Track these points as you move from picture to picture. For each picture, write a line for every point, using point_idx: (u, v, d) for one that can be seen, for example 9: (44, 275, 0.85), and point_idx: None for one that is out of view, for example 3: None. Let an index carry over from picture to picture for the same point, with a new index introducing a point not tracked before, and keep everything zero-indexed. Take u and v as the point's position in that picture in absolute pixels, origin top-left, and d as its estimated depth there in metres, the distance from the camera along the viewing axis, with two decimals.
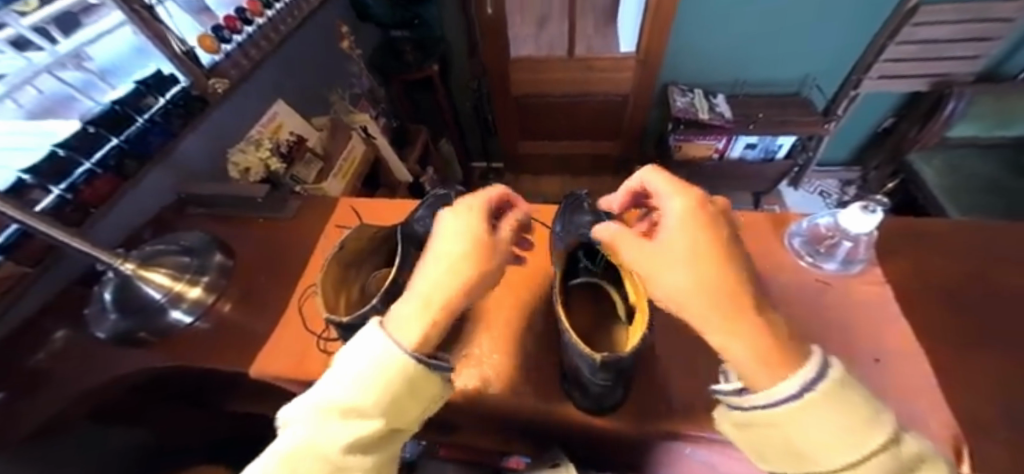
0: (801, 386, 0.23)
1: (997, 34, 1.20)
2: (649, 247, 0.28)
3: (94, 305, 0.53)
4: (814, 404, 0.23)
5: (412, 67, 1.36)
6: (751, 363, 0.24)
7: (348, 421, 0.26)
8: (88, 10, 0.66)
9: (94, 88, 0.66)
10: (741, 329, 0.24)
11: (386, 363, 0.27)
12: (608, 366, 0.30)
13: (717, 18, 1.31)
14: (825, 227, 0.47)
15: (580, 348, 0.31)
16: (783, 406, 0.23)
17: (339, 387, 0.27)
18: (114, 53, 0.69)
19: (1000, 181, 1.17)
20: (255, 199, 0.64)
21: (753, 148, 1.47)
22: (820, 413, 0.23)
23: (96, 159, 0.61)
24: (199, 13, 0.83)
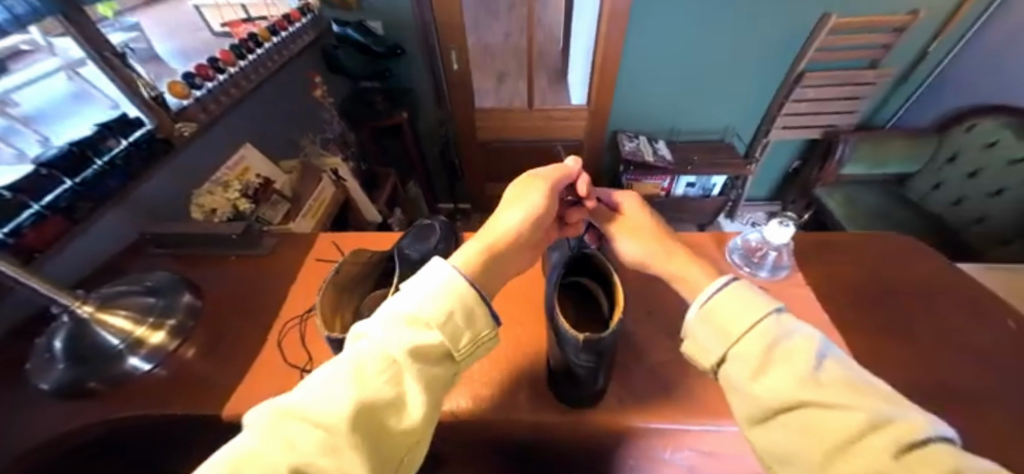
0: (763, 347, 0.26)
1: (863, 94, 1.51)
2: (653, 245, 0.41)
3: (37, 355, 0.48)
4: (773, 362, 0.26)
5: (382, 115, 1.44)
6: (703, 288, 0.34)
7: (412, 331, 0.27)
8: (19, 56, 0.62)
9: (16, 134, 0.62)
10: (736, 316, 0.29)
11: (447, 285, 0.30)
12: (589, 345, 0.34)
13: (652, 77, 1.53)
14: (756, 241, 0.57)
15: (564, 329, 0.35)
16: (748, 364, 0.27)
17: (402, 306, 0.29)
18: (45, 98, 0.66)
19: (885, 209, 1.42)
20: (230, 236, 0.63)
21: (692, 186, 1.66)
22: (778, 368, 0.25)
23: (45, 202, 0.58)
24: (147, 62, 0.84)
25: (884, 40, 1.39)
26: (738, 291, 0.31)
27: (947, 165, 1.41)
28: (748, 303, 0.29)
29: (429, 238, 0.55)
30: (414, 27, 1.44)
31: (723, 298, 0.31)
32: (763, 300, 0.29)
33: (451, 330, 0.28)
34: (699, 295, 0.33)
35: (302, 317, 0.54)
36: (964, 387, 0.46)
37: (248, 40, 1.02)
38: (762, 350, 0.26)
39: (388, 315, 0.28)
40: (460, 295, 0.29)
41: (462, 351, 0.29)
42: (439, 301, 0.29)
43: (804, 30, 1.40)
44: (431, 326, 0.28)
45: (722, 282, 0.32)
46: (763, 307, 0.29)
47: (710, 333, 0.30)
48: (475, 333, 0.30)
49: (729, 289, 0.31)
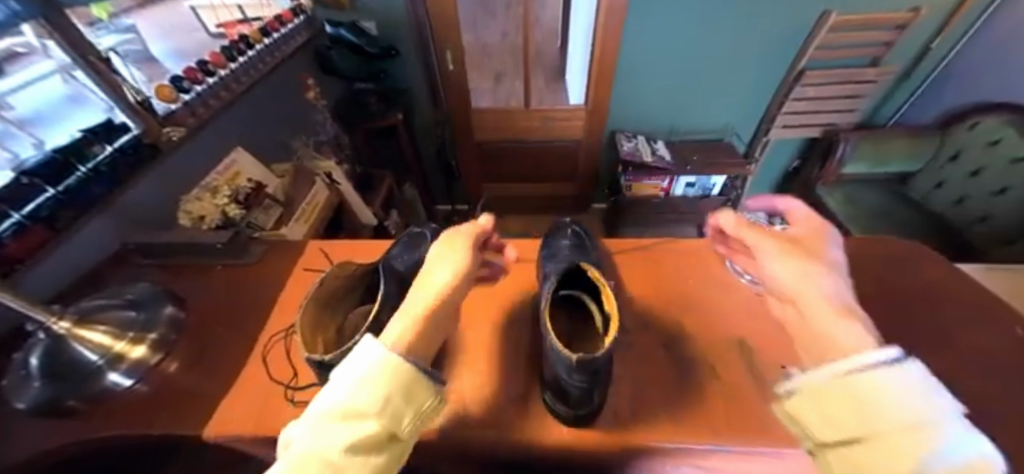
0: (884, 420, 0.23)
1: (862, 93, 1.50)
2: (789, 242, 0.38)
3: (13, 373, 0.46)
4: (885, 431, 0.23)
5: (377, 116, 1.42)
6: (827, 329, 0.29)
7: (349, 423, 0.23)
8: (14, 57, 0.59)
9: (10, 138, 0.59)
10: (873, 407, 0.24)
11: (381, 364, 0.26)
12: (583, 365, 0.32)
13: (650, 75, 1.52)
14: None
15: (555, 349, 0.34)
16: (857, 430, 0.24)
17: (333, 398, 0.25)
18: (44, 99, 0.63)
19: (885, 209, 1.40)
20: (215, 245, 0.62)
21: (692, 187, 1.65)
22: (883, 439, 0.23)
23: (26, 211, 0.56)
24: (141, 65, 0.82)
25: (885, 37, 1.37)
26: (899, 375, 0.25)
27: (949, 164, 1.39)
28: (907, 394, 0.24)
29: (419, 247, 0.53)
30: (410, 27, 1.42)
31: (865, 376, 0.25)
32: (912, 390, 0.24)
33: (393, 411, 0.25)
34: (845, 356, 0.27)
35: (288, 330, 0.52)
36: (975, 397, 0.45)
37: (239, 42, 1.01)
38: (886, 428, 0.23)
39: (317, 411, 0.24)
40: (398, 369, 0.26)
41: (407, 430, 0.26)
42: (376, 380, 0.26)
43: (804, 28, 1.38)
44: (371, 411, 0.24)
45: (877, 354, 0.26)
46: (919, 408, 0.23)
47: (832, 410, 0.26)
48: (419, 409, 0.27)
49: (889, 368, 0.25)
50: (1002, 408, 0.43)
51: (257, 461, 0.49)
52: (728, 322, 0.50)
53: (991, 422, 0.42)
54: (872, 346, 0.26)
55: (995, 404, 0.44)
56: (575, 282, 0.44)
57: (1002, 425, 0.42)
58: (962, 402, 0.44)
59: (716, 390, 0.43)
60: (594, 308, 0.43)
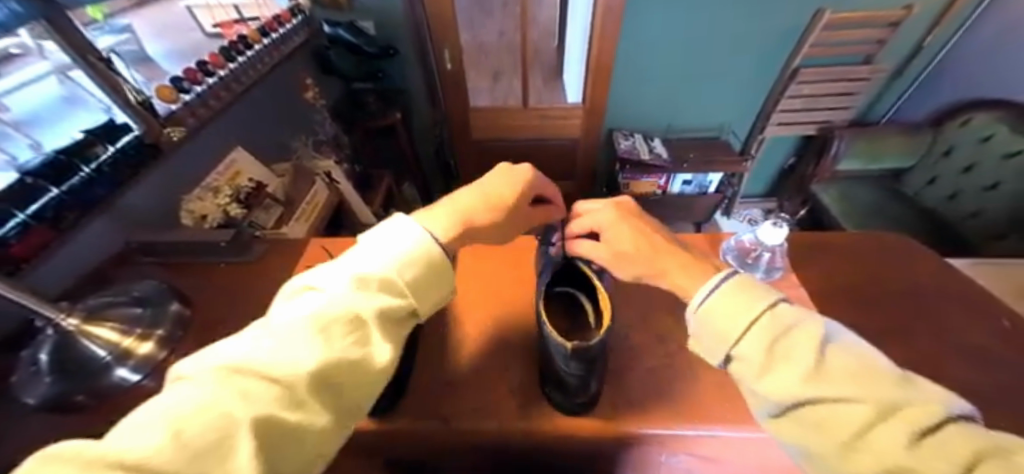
0: (710, 289, 0.32)
1: (857, 90, 1.51)
2: (616, 248, 0.41)
3: (23, 369, 0.47)
4: (720, 298, 0.31)
5: (376, 115, 1.43)
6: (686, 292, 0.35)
7: (379, 289, 0.29)
8: (10, 59, 0.62)
9: (5, 139, 0.60)
10: (734, 313, 0.30)
11: (415, 252, 0.32)
12: (579, 353, 0.34)
13: (646, 74, 1.53)
14: (749, 241, 0.58)
15: (552, 337, 0.35)
16: (704, 300, 0.32)
17: (366, 267, 0.30)
18: (42, 100, 0.67)
19: (880, 204, 1.42)
20: (218, 244, 0.63)
21: (688, 184, 1.66)
22: (724, 301, 0.31)
23: (31, 211, 0.57)
24: (138, 65, 0.83)
25: (878, 35, 1.39)
26: (740, 283, 0.32)
27: (942, 160, 1.41)
28: (752, 295, 0.30)
29: None
30: (407, 27, 1.43)
31: (725, 291, 0.31)
32: (759, 290, 0.31)
33: (409, 289, 0.31)
34: (703, 286, 0.33)
35: None
36: (963, 386, 0.46)
37: (238, 42, 1.01)
38: (729, 307, 0.30)
39: (350, 274, 0.30)
40: (424, 259, 0.32)
41: (420, 304, 0.32)
42: (410, 263, 0.32)
43: (800, 24, 1.38)
44: (394, 283, 0.30)
45: (720, 278, 0.33)
46: (764, 296, 0.30)
47: (708, 328, 0.31)
48: (438, 295, 0.34)
49: (731, 282, 0.32)
50: (985, 395, 0.45)
51: None
52: None
53: (974, 408, 0.44)
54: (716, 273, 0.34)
55: (980, 391, 0.45)
56: (574, 278, 0.45)
57: (986, 411, 0.44)
58: (950, 391, 0.45)
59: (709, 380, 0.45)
60: (589, 304, 0.45)
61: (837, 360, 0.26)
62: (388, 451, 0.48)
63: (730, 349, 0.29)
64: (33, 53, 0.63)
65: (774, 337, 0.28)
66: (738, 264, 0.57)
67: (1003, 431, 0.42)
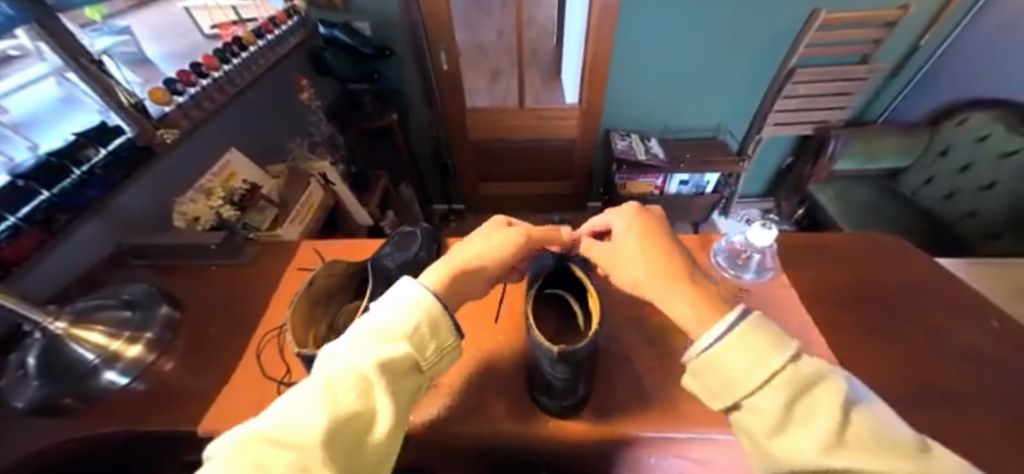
0: (719, 333, 0.29)
1: (853, 90, 1.51)
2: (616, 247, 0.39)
3: (11, 373, 0.46)
4: (729, 346, 0.28)
5: (373, 116, 1.43)
6: (693, 323, 0.32)
7: (385, 343, 0.30)
8: (8, 61, 0.62)
9: (5, 141, 0.61)
10: (746, 365, 0.27)
11: (416, 302, 0.33)
12: (565, 357, 0.33)
13: (643, 74, 1.53)
14: (739, 243, 0.58)
15: (539, 341, 0.35)
16: (710, 347, 0.29)
17: (370, 324, 0.31)
18: (34, 105, 0.66)
19: (877, 204, 1.42)
20: (208, 246, 0.63)
21: (685, 184, 1.66)
22: (734, 350, 0.28)
23: (22, 214, 0.57)
24: (137, 66, 0.84)
25: (875, 35, 1.38)
26: (755, 329, 0.29)
27: (938, 159, 1.41)
28: (766, 345, 0.28)
29: (410, 245, 0.54)
30: (403, 28, 1.43)
31: (734, 339, 0.29)
32: (772, 338, 0.28)
33: (417, 339, 0.31)
34: (708, 328, 0.30)
35: (280, 328, 0.53)
36: (955, 389, 0.46)
37: (232, 44, 1.01)
38: (739, 359, 0.28)
39: (358, 334, 0.31)
40: (428, 308, 0.33)
41: (428, 359, 0.32)
42: (412, 315, 0.32)
43: (796, 24, 1.38)
44: (399, 336, 0.31)
45: (729, 320, 0.30)
46: (779, 347, 0.27)
47: (719, 379, 0.28)
48: (445, 345, 0.33)
49: (743, 328, 0.29)
50: (976, 397, 0.45)
51: None
52: None
53: (964, 410, 0.44)
54: (723, 311, 0.31)
55: (973, 393, 0.45)
56: (566, 281, 0.44)
57: (977, 413, 0.43)
58: (941, 394, 0.45)
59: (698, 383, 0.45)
60: (578, 306, 0.45)
61: (859, 426, 0.23)
62: None
63: (738, 402, 0.27)
64: (29, 54, 0.63)
65: (792, 397, 0.25)
66: (728, 264, 0.57)
67: (995, 434, 0.42)
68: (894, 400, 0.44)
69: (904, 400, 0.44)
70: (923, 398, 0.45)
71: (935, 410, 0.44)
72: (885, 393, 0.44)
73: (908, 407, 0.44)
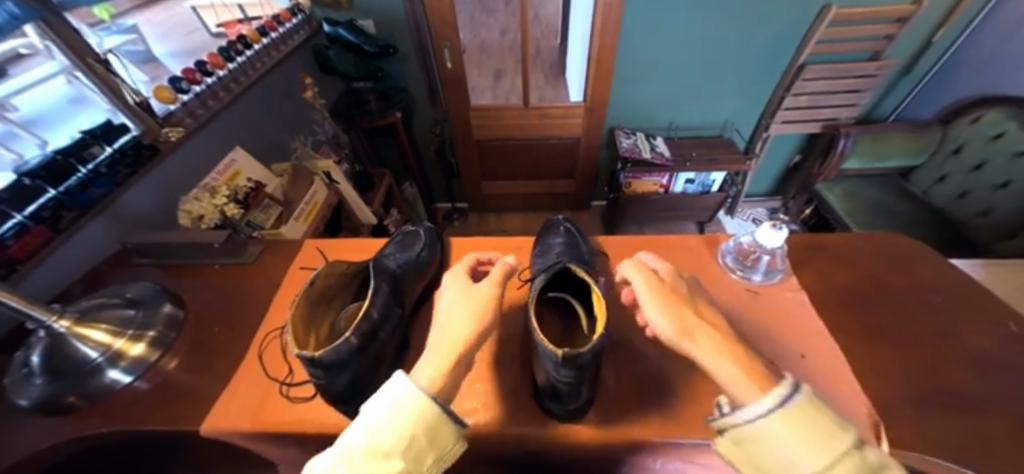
0: (768, 408, 0.30)
1: (864, 87, 1.48)
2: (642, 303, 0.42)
3: (15, 371, 0.46)
4: (779, 422, 0.29)
5: (375, 115, 1.42)
6: (738, 385, 0.32)
7: (375, 459, 0.27)
8: (18, 59, 0.64)
9: (15, 140, 0.63)
10: (799, 449, 0.28)
11: (409, 406, 0.30)
12: (569, 360, 0.33)
13: (648, 72, 1.51)
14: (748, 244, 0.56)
15: (543, 344, 0.34)
16: (752, 422, 0.30)
17: (359, 432, 0.29)
18: (42, 103, 0.67)
19: (886, 203, 1.40)
20: (212, 245, 0.61)
21: (691, 183, 1.65)
22: (784, 427, 0.29)
23: (28, 213, 0.57)
24: (144, 63, 0.86)
25: (886, 31, 1.36)
26: (806, 407, 0.30)
27: (951, 158, 1.38)
28: (819, 431, 0.28)
29: (413, 246, 0.54)
30: (407, 26, 1.42)
31: (780, 419, 0.30)
32: (828, 422, 0.29)
33: (414, 451, 0.29)
34: (754, 400, 0.31)
35: (281, 329, 0.53)
36: (966, 390, 0.45)
37: (237, 42, 1.01)
38: (797, 438, 0.29)
39: (343, 447, 0.28)
40: (422, 413, 0.30)
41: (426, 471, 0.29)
42: (403, 421, 0.29)
43: (806, 22, 1.36)
44: (392, 450, 0.28)
45: (780, 395, 0.30)
46: (834, 434, 0.28)
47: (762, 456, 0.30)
48: (440, 452, 0.30)
49: (796, 405, 0.30)
50: (994, 403, 0.44)
51: (258, 454, 0.50)
52: (721, 319, 0.50)
53: (982, 416, 0.43)
54: (769, 386, 0.31)
55: (985, 395, 0.44)
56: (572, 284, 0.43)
57: (993, 418, 0.42)
58: (955, 397, 0.44)
59: (706, 387, 0.44)
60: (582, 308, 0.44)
61: None
62: None
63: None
64: (39, 53, 0.64)
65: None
66: (735, 265, 0.56)
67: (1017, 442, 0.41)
68: (904, 404, 0.43)
69: (919, 405, 0.43)
70: (939, 404, 0.43)
71: (954, 417, 0.42)
72: (898, 397, 0.44)
73: (924, 412, 0.43)
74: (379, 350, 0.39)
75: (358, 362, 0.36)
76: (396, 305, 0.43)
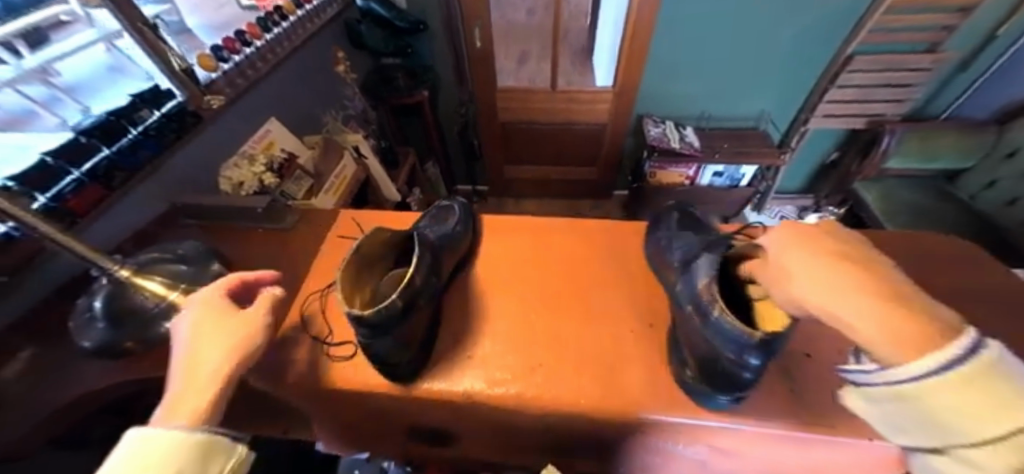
0: (931, 365, 0.22)
1: (916, 81, 1.40)
2: (778, 261, 0.32)
3: (80, 314, 0.50)
4: (939, 387, 0.22)
5: (402, 92, 1.44)
6: (881, 337, 0.24)
7: None
8: (59, 27, 0.66)
9: (58, 104, 0.65)
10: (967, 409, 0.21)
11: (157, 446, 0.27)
12: (764, 343, 0.31)
13: (683, 58, 1.46)
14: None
15: (733, 326, 0.32)
16: (910, 382, 0.23)
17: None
18: (83, 72, 0.70)
19: (928, 207, 1.34)
20: (254, 209, 0.64)
21: (719, 176, 1.61)
22: (945, 396, 0.22)
23: (85, 169, 0.60)
24: (178, 34, 0.87)
25: (946, 21, 1.27)
26: (987, 371, 0.21)
27: (1003, 162, 1.28)
28: (1004, 400, 0.20)
29: (448, 220, 0.55)
30: (438, 2, 1.41)
31: (945, 383, 0.22)
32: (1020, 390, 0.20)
33: None
34: (903, 362, 0.23)
35: (320, 292, 0.55)
36: None
37: (274, 13, 1.02)
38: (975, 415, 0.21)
39: None
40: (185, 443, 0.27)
41: None
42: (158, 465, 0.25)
43: (857, 8, 1.28)
44: None
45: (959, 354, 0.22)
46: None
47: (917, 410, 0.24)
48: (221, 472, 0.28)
49: (970, 367, 0.21)
50: None
51: (297, 407, 0.53)
52: None
53: None
54: (937, 344, 0.22)
55: None
56: (734, 272, 0.39)
57: None
58: None
59: None
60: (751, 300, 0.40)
61: None
62: (413, 417, 0.51)
63: (948, 447, 0.23)
64: (80, 20, 0.67)
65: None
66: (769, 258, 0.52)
67: None
68: None
69: None
70: None
71: None
72: None
73: None
74: (417, 316, 0.41)
75: (401, 323, 0.38)
76: (435, 276, 0.44)
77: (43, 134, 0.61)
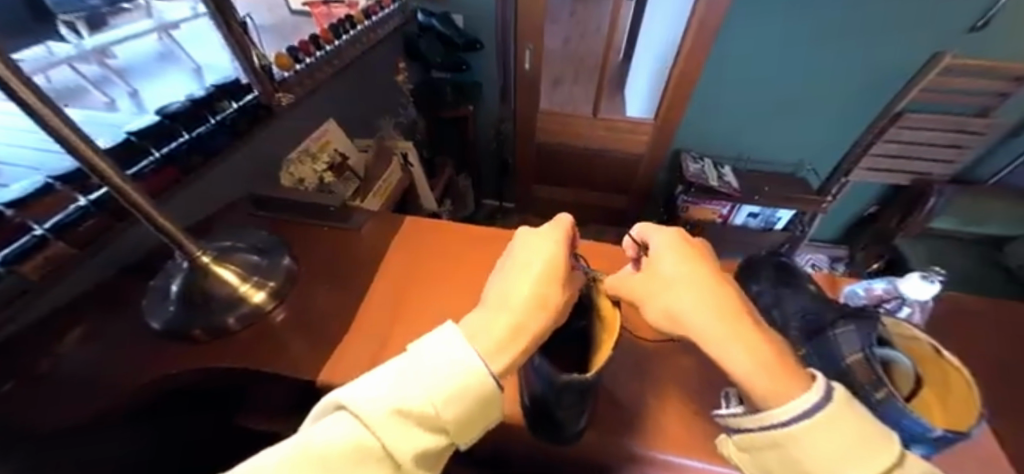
0: (804, 406, 0.23)
1: (971, 144, 1.39)
2: (664, 275, 0.34)
3: (155, 295, 0.52)
4: (815, 425, 0.23)
5: (450, 106, 1.53)
6: (759, 369, 0.26)
7: None
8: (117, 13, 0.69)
9: (110, 85, 0.65)
10: (838, 460, 0.22)
11: None
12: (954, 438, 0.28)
13: (730, 98, 1.47)
14: (882, 290, 0.45)
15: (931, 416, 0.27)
16: (796, 422, 0.23)
17: None
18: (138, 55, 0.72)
19: (979, 272, 1.29)
20: (328, 208, 0.67)
21: (754, 217, 1.59)
22: (824, 435, 0.22)
23: (163, 151, 0.59)
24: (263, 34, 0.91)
25: (1000, 88, 1.27)
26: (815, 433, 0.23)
27: None
28: (855, 443, 0.22)
29: None
30: (494, 24, 1.46)
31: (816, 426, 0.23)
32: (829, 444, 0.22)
33: None
34: (775, 406, 0.24)
35: (388, 296, 0.55)
36: None
37: (344, 21, 1.01)
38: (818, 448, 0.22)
39: None
40: None
41: None
42: None
43: (910, 68, 1.31)
44: None
45: (807, 401, 0.23)
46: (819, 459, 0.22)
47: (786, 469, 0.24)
48: None
49: (830, 410, 0.23)
50: None
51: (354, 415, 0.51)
52: None
53: None
54: (807, 386, 0.24)
55: None
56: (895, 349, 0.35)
57: None
58: None
59: None
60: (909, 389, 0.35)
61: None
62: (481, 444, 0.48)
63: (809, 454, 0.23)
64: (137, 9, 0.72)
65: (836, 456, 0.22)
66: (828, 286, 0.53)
67: None
68: None
69: None
70: None
71: None
72: None
73: None
74: None
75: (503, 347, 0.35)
76: None
77: (96, 112, 0.59)
